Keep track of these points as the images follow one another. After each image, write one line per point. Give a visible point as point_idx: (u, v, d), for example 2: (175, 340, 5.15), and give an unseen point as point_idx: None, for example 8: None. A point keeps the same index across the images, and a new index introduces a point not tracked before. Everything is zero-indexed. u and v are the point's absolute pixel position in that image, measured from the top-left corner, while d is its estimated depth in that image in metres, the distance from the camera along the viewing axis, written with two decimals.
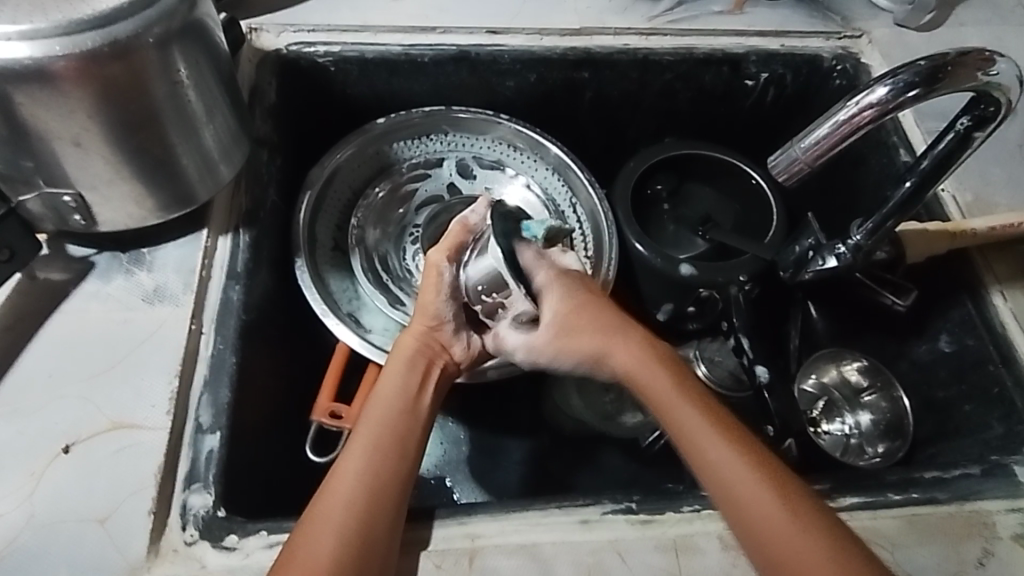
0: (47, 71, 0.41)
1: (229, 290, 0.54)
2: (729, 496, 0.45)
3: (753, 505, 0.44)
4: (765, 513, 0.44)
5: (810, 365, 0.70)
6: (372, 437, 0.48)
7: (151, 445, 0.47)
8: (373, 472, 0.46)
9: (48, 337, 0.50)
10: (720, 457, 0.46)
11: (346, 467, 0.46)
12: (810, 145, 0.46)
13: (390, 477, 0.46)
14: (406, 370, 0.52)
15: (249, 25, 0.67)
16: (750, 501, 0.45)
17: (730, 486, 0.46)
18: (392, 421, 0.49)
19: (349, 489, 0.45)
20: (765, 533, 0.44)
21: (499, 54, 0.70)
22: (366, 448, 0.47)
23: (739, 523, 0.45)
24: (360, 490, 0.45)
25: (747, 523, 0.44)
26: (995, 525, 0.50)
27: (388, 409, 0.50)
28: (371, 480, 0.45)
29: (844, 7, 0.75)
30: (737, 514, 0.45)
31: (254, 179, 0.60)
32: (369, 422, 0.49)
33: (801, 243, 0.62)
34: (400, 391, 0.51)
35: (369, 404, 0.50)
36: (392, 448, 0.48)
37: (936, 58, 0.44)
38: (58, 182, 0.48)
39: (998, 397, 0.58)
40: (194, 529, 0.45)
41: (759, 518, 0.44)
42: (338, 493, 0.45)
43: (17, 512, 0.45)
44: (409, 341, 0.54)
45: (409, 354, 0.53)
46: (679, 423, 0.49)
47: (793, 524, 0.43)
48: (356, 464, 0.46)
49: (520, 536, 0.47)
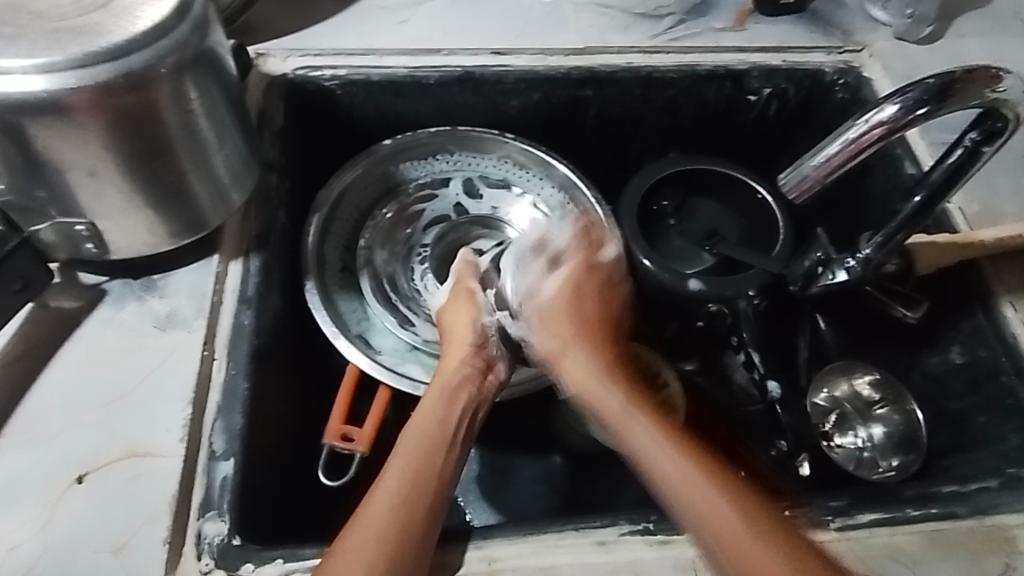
0: (62, 103, 0.42)
1: (241, 314, 0.54)
2: (677, 498, 0.46)
3: (705, 505, 0.45)
4: (721, 515, 0.44)
5: (822, 379, 0.70)
6: (409, 469, 0.48)
7: (165, 473, 0.47)
8: (409, 499, 0.46)
9: (62, 365, 0.50)
10: (673, 462, 0.47)
11: (384, 492, 0.46)
12: (820, 163, 0.46)
13: (424, 506, 0.46)
14: (444, 398, 0.54)
15: (256, 51, 0.68)
16: (701, 503, 0.45)
17: (686, 492, 0.46)
18: (428, 452, 0.49)
19: (385, 513, 0.45)
20: (719, 536, 0.44)
21: (503, 74, 0.70)
22: (405, 474, 0.47)
23: (691, 523, 0.45)
24: (395, 518, 0.44)
25: (698, 523, 0.45)
26: (1016, 538, 0.50)
27: (425, 436, 0.50)
28: (406, 509, 0.45)
29: (844, 21, 0.76)
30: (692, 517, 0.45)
31: (263, 203, 0.60)
32: (405, 453, 0.49)
33: (809, 257, 0.62)
34: (439, 421, 0.52)
35: (406, 434, 0.51)
36: (424, 483, 0.47)
37: (944, 76, 0.45)
38: (72, 211, 0.48)
39: (1012, 407, 0.58)
40: (210, 558, 0.45)
41: (711, 517, 0.44)
42: (373, 518, 0.44)
43: (33, 543, 0.44)
44: (451, 369, 0.56)
45: (447, 386, 0.55)
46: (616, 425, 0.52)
47: (749, 528, 0.44)
48: (393, 489, 0.46)
49: (537, 559, 0.47)
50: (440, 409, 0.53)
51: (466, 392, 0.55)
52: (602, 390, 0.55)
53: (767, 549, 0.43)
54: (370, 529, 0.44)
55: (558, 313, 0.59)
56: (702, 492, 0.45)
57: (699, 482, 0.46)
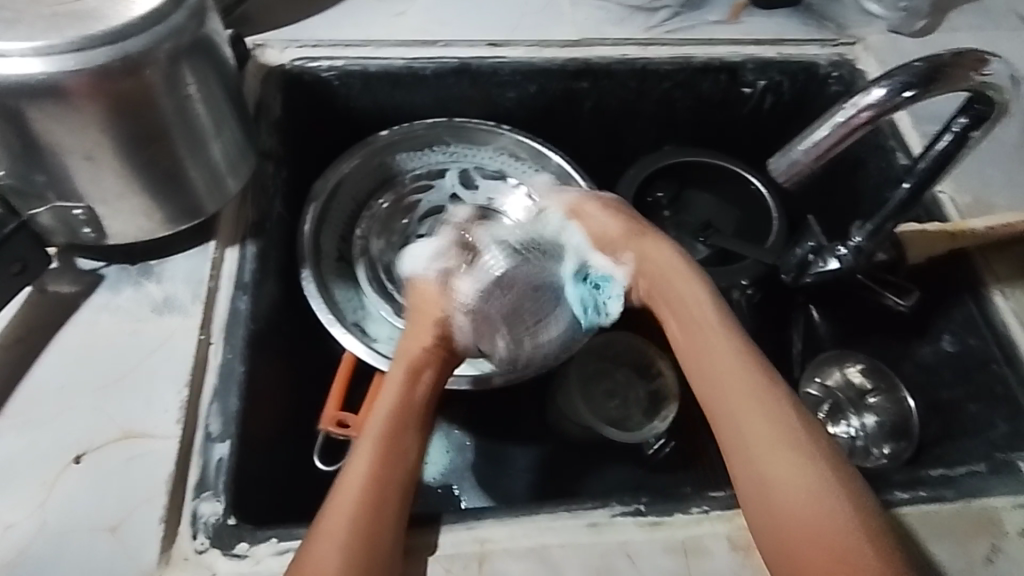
0: (60, 87, 0.42)
1: (237, 300, 0.54)
2: (729, 417, 0.47)
3: (750, 425, 0.46)
4: (760, 436, 0.45)
5: (815, 368, 0.71)
6: (376, 446, 0.48)
7: (161, 454, 0.47)
8: (379, 477, 0.46)
9: (59, 348, 0.51)
10: (730, 376, 0.49)
11: (353, 476, 0.46)
12: (809, 147, 0.47)
13: (394, 482, 0.46)
14: (403, 379, 0.53)
15: (254, 42, 0.68)
16: (767, 445, 0.45)
17: (736, 412, 0.47)
18: (397, 430, 0.50)
19: (355, 494, 0.45)
20: (756, 453, 0.45)
21: (500, 66, 0.71)
22: (371, 456, 0.47)
23: (731, 438, 0.47)
24: (366, 498, 0.45)
25: (737, 441, 0.46)
26: (1002, 521, 0.51)
27: (393, 415, 0.50)
28: (376, 486, 0.45)
29: (839, 15, 0.77)
30: (731, 439, 0.46)
31: (260, 191, 0.60)
32: (372, 432, 0.49)
33: (802, 246, 0.63)
34: (403, 399, 0.52)
35: (371, 416, 0.51)
36: (394, 456, 0.48)
37: (931, 60, 0.45)
38: (69, 195, 0.48)
39: (1001, 395, 0.58)
40: (205, 537, 0.45)
41: (751, 437, 0.46)
42: (346, 501, 0.45)
43: (30, 521, 0.45)
44: (414, 349, 0.56)
45: (408, 362, 0.55)
46: (692, 344, 0.52)
47: (789, 447, 0.45)
48: (362, 471, 0.46)
49: (528, 540, 0.47)
50: (402, 390, 0.53)
51: (426, 373, 0.55)
52: (704, 306, 0.54)
53: (807, 463, 0.44)
54: (345, 509, 0.44)
55: (649, 245, 0.59)
56: (751, 415, 0.46)
57: (751, 401, 0.47)
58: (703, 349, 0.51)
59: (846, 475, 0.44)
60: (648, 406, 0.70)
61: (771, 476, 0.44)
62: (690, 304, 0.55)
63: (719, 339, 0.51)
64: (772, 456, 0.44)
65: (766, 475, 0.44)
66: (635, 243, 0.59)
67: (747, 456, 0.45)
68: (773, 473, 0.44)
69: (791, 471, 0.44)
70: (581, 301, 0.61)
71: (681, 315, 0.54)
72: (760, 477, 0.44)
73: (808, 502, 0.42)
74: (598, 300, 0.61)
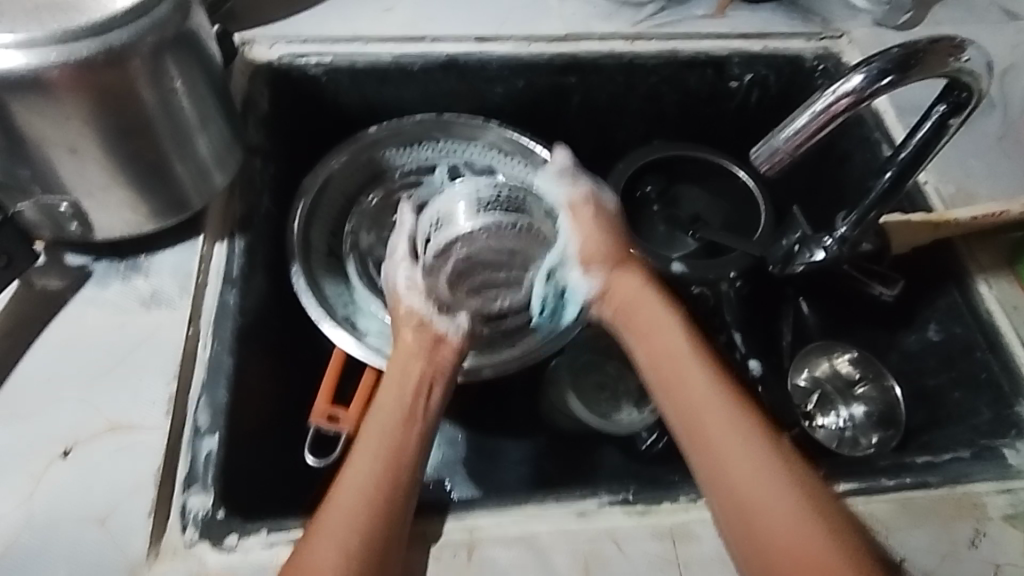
0: (43, 80, 0.42)
1: (225, 294, 0.54)
2: (712, 447, 0.47)
3: (733, 455, 0.46)
4: (745, 466, 0.45)
5: (802, 359, 0.71)
6: (374, 450, 0.47)
7: (149, 447, 0.47)
8: (380, 477, 0.46)
9: (46, 343, 0.51)
10: (709, 407, 0.48)
11: (356, 473, 0.46)
12: (790, 135, 0.47)
13: (396, 482, 0.46)
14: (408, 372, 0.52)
15: (241, 38, 0.68)
16: (755, 481, 0.45)
17: (720, 442, 0.47)
18: (393, 434, 0.49)
19: (355, 492, 0.45)
20: (741, 486, 0.45)
21: (487, 61, 0.71)
22: (370, 461, 0.47)
23: (712, 469, 0.46)
24: (365, 495, 0.45)
25: (720, 472, 0.46)
26: (986, 506, 0.51)
27: (390, 420, 0.50)
28: (375, 486, 0.45)
29: (824, 9, 0.77)
30: (715, 469, 0.46)
31: (248, 186, 0.60)
32: (372, 435, 0.48)
33: (788, 237, 0.63)
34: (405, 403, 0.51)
35: (371, 417, 0.50)
36: (390, 462, 0.47)
37: (908, 46, 0.46)
38: (55, 189, 0.48)
39: (985, 382, 0.59)
40: (194, 530, 0.45)
41: (735, 467, 0.46)
42: (345, 497, 0.45)
43: (17, 515, 0.45)
44: (410, 344, 0.54)
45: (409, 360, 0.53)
46: (667, 372, 0.51)
47: (774, 476, 0.45)
48: (364, 469, 0.46)
49: (517, 529, 0.48)
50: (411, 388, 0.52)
51: (439, 366, 0.54)
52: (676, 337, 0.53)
53: (794, 499, 0.44)
54: (345, 514, 0.44)
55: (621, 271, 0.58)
56: (734, 445, 0.46)
57: (731, 433, 0.47)
58: (676, 378, 0.51)
59: (827, 502, 0.44)
60: (638, 398, 0.71)
61: (755, 507, 0.44)
62: (661, 332, 0.54)
63: (693, 368, 0.51)
64: (764, 492, 0.44)
65: (751, 505, 0.44)
66: (609, 260, 0.58)
67: (729, 486, 0.45)
68: (759, 503, 0.44)
69: (779, 506, 0.44)
70: (542, 299, 0.61)
71: (653, 341, 0.54)
72: (743, 509, 0.44)
73: (794, 533, 0.42)
74: (558, 306, 0.62)
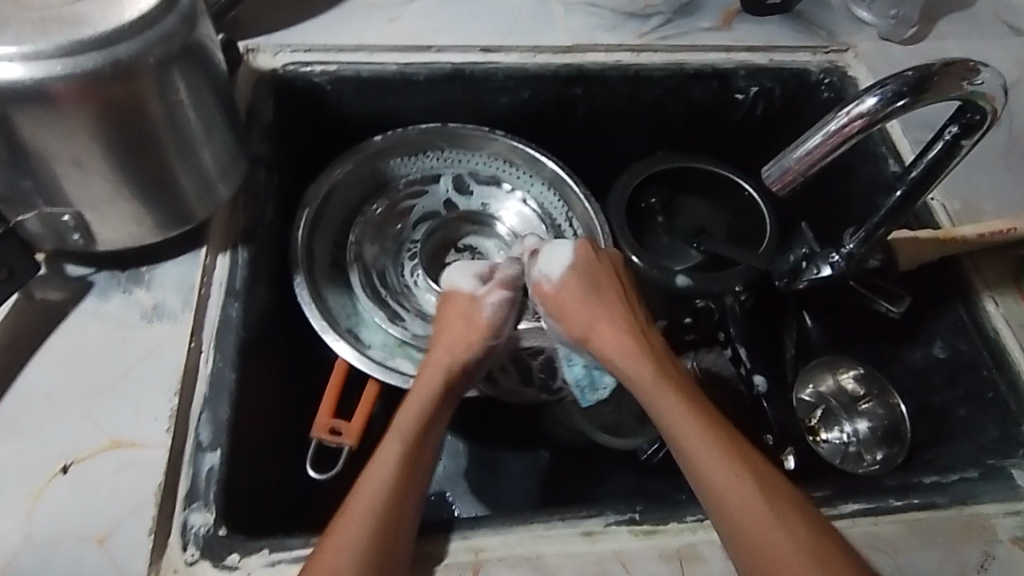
0: (48, 92, 0.42)
1: (228, 307, 0.54)
2: (722, 511, 0.45)
3: (744, 507, 0.45)
4: (764, 522, 0.44)
5: (808, 374, 0.70)
6: (400, 468, 0.47)
7: (150, 464, 0.47)
8: (393, 496, 0.45)
9: (46, 356, 0.50)
10: (711, 467, 0.46)
11: (371, 491, 0.45)
12: (802, 155, 0.47)
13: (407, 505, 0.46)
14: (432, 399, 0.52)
15: (245, 46, 0.68)
16: (728, 492, 0.45)
17: (732, 500, 0.45)
18: (419, 453, 0.49)
19: (368, 514, 0.44)
20: (761, 542, 0.43)
21: (492, 72, 0.71)
22: (393, 475, 0.46)
23: (729, 529, 0.45)
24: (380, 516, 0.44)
25: (743, 532, 0.44)
26: (995, 528, 0.51)
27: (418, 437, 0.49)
28: (392, 508, 0.45)
29: (830, 22, 0.77)
30: (738, 529, 0.44)
31: (252, 197, 0.60)
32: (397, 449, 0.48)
33: (795, 253, 0.63)
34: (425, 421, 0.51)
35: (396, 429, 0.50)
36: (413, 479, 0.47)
37: (922, 69, 0.46)
38: (57, 202, 0.48)
39: (992, 400, 0.58)
40: (195, 548, 0.45)
41: (750, 526, 0.44)
42: (358, 522, 0.43)
43: (15, 533, 0.44)
44: (438, 363, 0.54)
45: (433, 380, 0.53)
46: (667, 435, 0.49)
47: (782, 533, 0.43)
48: (377, 491, 0.45)
49: (523, 548, 0.47)
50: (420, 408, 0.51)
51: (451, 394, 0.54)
52: (641, 359, 0.53)
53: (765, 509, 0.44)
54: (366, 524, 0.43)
55: (602, 321, 0.56)
56: (739, 500, 0.45)
57: (741, 488, 0.45)
58: (674, 430, 0.49)
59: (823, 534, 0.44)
60: (640, 413, 0.69)
61: (783, 562, 0.42)
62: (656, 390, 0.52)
63: (693, 423, 0.49)
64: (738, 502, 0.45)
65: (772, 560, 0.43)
66: (592, 321, 0.56)
67: (750, 543, 0.44)
68: (778, 558, 0.43)
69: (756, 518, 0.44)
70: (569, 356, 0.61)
71: (651, 399, 0.51)
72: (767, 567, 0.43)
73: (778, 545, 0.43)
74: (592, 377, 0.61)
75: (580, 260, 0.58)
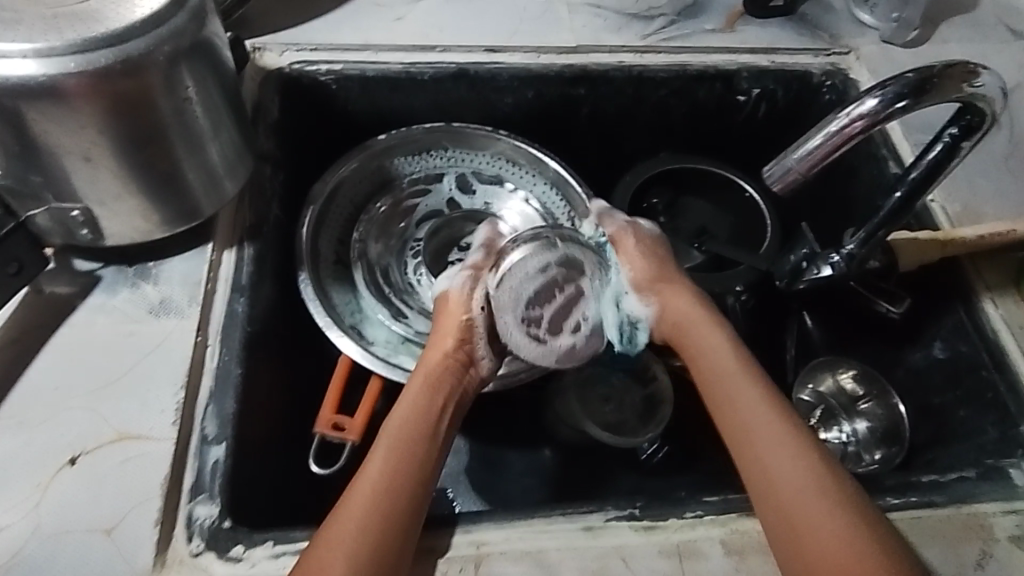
0: (59, 88, 0.42)
1: (233, 302, 0.54)
2: (769, 478, 0.46)
3: (779, 468, 0.46)
4: (801, 486, 0.45)
5: (808, 373, 0.71)
6: (394, 449, 0.48)
7: (156, 456, 0.47)
8: (387, 485, 0.46)
9: (54, 350, 0.51)
10: (769, 437, 0.48)
11: (365, 488, 0.45)
12: (803, 155, 0.48)
13: (406, 490, 0.46)
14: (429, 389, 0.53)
15: (253, 45, 0.69)
16: (778, 463, 0.46)
17: (772, 458, 0.47)
18: (413, 434, 0.49)
19: (362, 505, 0.44)
20: (794, 502, 0.45)
21: (497, 72, 0.71)
22: (389, 456, 0.47)
23: (765, 487, 0.46)
24: (378, 506, 0.45)
25: (777, 490, 0.46)
26: (993, 527, 0.51)
27: (414, 421, 0.50)
28: (386, 506, 0.45)
29: (832, 25, 0.77)
30: (770, 485, 0.46)
31: (258, 194, 0.60)
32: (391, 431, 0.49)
33: (796, 253, 0.64)
34: (423, 405, 0.52)
35: (391, 415, 0.51)
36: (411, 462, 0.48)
37: (923, 71, 0.46)
38: (67, 197, 0.48)
39: (992, 401, 0.59)
40: (201, 540, 0.45)
41: (787, 487, 0.45)
42: (353, 514, 0.44)
43: (24, 523, 0.45)
44: (438, 354, 0.55)
45: (433, 368, 0.54)
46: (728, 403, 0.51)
47: (827, 508, 0.44)
48: (373, 482, 0.46)
49: (524, 543, 0.48)
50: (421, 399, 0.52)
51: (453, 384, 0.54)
52: (709, 333, 0.55)
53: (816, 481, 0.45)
54: (361, 505, 0.44)
55: (676, 293, 0.57)
56: (782, 460, 0.47)
57: (789, 450, 0.47)
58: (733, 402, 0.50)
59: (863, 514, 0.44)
60: (643, 410, 0.70)
61: (816, 540, 0.43)
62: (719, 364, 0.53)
63: (753, 395, 0.50)
64: (789, 471, 0.46)
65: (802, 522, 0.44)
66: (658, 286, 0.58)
67: (778, 506, 0.45)
68: (808, 519, 0.44)
69: (801, 489, 0.45)
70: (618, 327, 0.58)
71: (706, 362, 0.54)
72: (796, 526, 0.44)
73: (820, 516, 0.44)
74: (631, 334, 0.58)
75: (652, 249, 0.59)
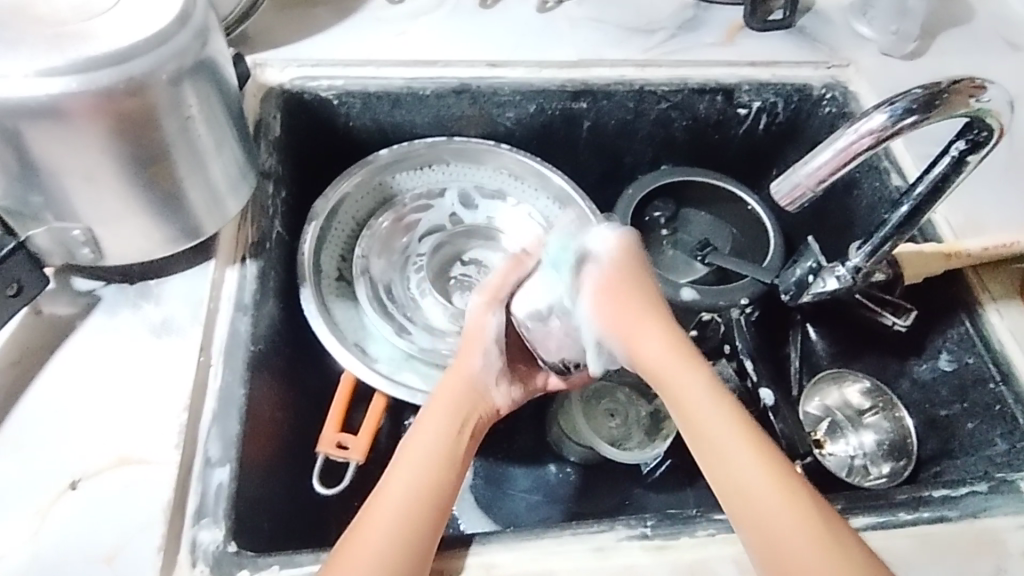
0: (62, 108, 0.42)
1: (237, 321, 0.54)
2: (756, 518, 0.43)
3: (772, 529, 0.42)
4: (791, 533, 0.42)
5: (815, 388, 0.70)
6: (409, 477, 0.47)
7: (159, 478, 0.47)
8: (410, 517, 0.45)
9: (54, 372, 0.50)
10: (748, 478, 0.44)
11: (376, 519, 0.44)
12: (811, 171, 0.48)
13: (425, 521, 0.45)
14: (453, 408, 0.51)
15: (254, 61, 0.68)
16: (767, 501, 0.43)
17: (748, 496, 0.43)
18: (430, 469, 0.47)
19: (384, 532, 0.44)
20: (790, 551, 0.41)
21: (499, 87, 0.71)
22: (414, 485, 0.46)
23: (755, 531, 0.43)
24: (393, 536, 0.44)
25: (768, 550, 0.42)
26: (1006, 542, 0.51)
27: (428, 455, 0.48)
28: (400, 541, 0.43)
29: (832, 38, 0.78)
30: (766, 540, 0.42)
31: (261, 211, 0.60)
32: (413, 462, 0.48)
33: (800, 266, 0.63)
34: (440, 438, 0.49)
35: (410, 444, 0.49)
36: (429, 503, 0.46)
37: (931, 87, 0.47)
38: (68, 217, 0.48)
39: (999, 414, 0.59)
40: (204, 566, 0.45)
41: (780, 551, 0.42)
42: (366, 549, 0.43)
43: (24, 550, 0.44)
44: (454, 385, 0.53)
45: (448, 402, 0.51)
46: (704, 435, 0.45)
47: (810, 537, 0.41)
48: (394, 503, 0.45)
49: (534, 564, 0.47)
50: (442, 428, 0.50)
51: (468, 415, 0.52)
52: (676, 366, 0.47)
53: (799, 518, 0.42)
54: (382, 531, 0.44)
55: (647, 327, 0.49)
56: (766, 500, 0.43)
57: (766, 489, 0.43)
58: (707, 439, 0.45)
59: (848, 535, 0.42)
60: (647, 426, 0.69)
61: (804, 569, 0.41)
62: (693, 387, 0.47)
63: (720, 424, 0.45)
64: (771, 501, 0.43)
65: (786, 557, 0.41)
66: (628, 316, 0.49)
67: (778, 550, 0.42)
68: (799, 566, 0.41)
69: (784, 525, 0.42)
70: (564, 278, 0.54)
71: (691, 411, 0.46)
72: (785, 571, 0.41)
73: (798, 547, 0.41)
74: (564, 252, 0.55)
75: (630, 254, 0.52)
